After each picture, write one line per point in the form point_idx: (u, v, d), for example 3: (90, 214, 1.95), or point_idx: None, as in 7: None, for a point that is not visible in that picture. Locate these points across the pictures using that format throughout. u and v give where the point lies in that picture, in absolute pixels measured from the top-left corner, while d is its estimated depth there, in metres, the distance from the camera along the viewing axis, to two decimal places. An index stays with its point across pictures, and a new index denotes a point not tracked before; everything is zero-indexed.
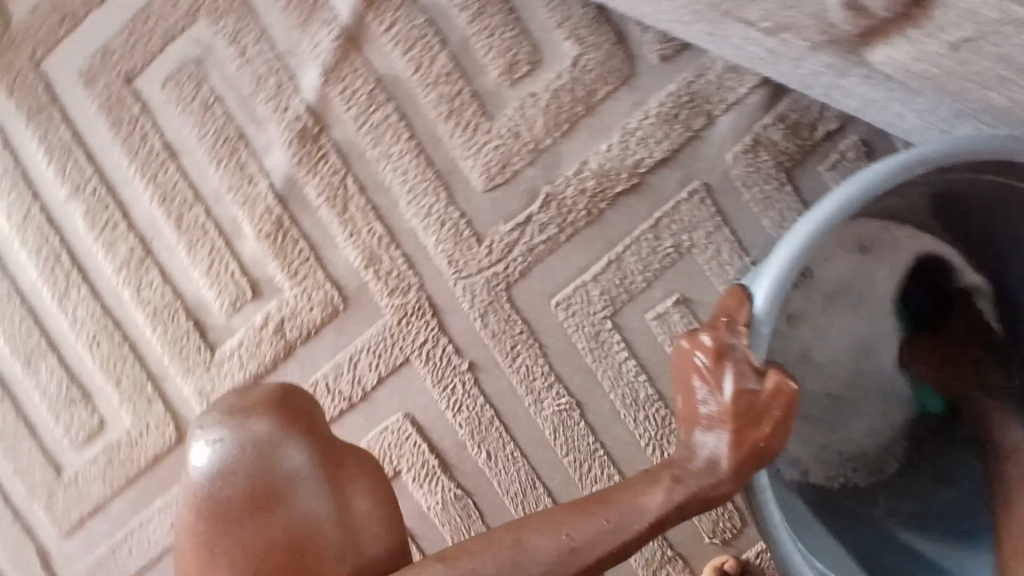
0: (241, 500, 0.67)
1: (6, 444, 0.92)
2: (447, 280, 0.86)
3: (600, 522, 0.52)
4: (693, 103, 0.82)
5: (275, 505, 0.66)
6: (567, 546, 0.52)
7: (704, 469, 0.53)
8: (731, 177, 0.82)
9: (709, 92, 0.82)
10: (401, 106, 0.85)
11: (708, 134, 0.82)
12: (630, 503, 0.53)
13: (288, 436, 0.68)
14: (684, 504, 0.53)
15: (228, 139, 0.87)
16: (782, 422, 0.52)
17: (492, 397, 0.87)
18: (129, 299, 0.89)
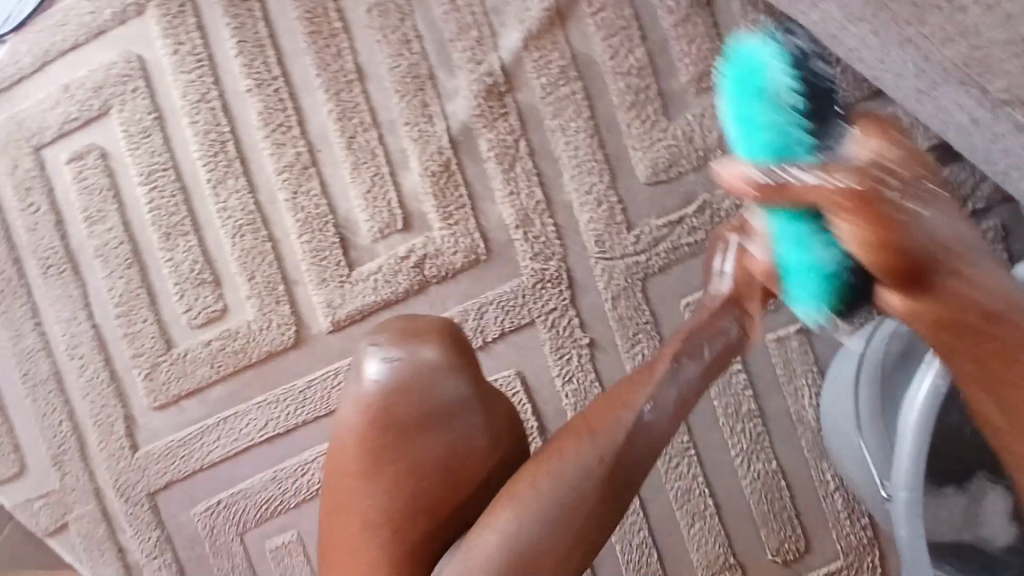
0: (405, 423, 0.64)
1: (125, 308, 0.94)
2: (590, 258, 0.91)
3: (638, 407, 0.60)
4: None
5: (434, 433, 0.64)
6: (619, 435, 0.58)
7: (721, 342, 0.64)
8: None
9: None
10: (590, 85, 0.89)
11: None
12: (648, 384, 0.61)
13: (455, 368, 0.65)
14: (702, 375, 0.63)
15: (418, 75, 0.90)
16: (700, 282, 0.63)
17: (603, 375, 0.92)
18: (282, 202, 0.92)
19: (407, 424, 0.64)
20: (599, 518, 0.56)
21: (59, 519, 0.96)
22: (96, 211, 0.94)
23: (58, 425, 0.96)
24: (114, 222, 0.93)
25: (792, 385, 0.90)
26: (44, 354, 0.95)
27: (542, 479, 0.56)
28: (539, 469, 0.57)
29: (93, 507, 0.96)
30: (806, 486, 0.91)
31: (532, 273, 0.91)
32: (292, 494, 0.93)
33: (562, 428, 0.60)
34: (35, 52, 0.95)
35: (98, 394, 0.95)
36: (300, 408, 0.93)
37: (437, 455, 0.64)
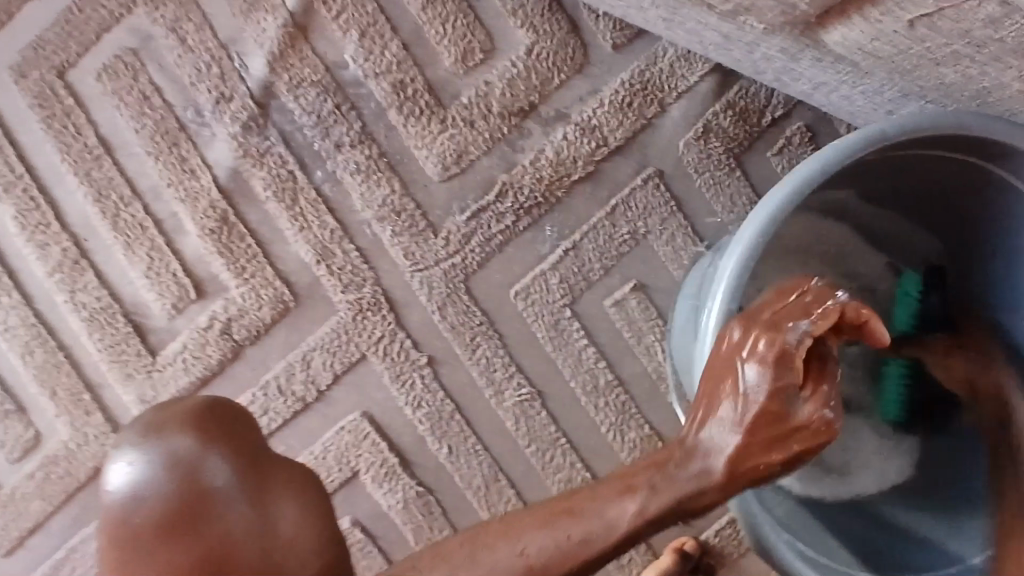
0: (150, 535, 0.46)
1: None
2: (402, 274, 0.85)
3: (563, 535, 0.45)
4: (645, 91, 0.83)
5: (195, 530, 0.46)
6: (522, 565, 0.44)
7: (695, 477, 0.47)
8: (683, 165, 0.84)
9: (661, 80, 0.83)
10: (352, 95, 0.83)
11: (661, 123, 0.83)
12: (596, 521, 0.45)
13: (207, 454, 0.48)
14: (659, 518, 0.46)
15: (168, 132, 0.83)
16: (783, 444, 0.48)
17: (452, 390, 0.86)
18: (63, 306, 0.84)
19: (158, 538, 0.46)
20: None
21: None
22: None
23: None
24: None
25: (642, 345, 0.85)
26: None
27: None
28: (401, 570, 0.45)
29: None
30: None
31: (347, 305, 0.84)
32: None
33: (467, 529, 0.47)
34: None
35: None
36: None
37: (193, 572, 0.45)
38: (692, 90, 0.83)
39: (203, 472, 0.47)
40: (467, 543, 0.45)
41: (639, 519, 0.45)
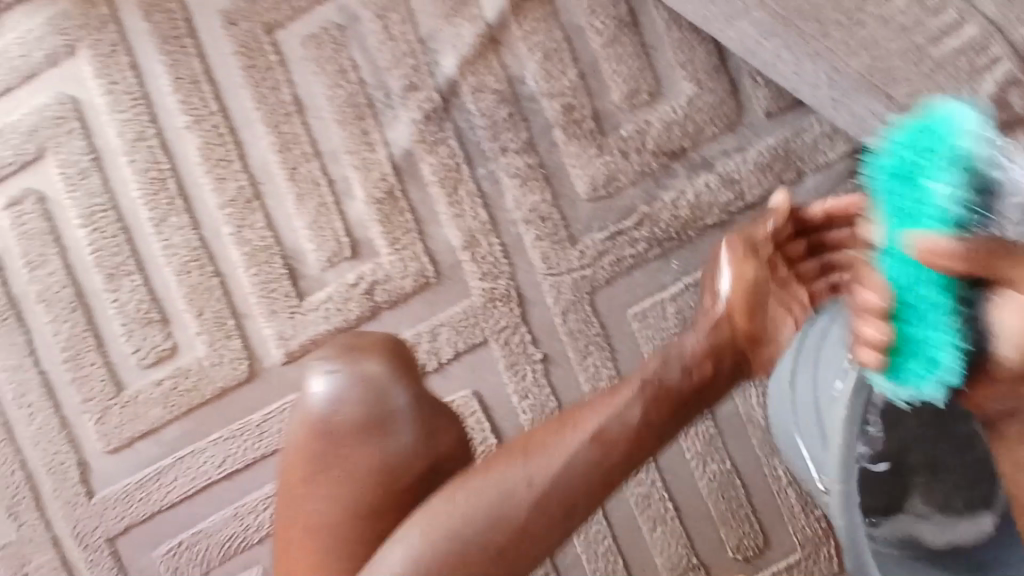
0: (348, 432, 0.66)
1: (72, 352, 0.92)
2: (536, 275, 0.93)
3: (526, 453, 0.59)
4: (787, 158, 0.92)
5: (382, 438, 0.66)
6: (525, 465, 0.58)
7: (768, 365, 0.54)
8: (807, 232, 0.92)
9: (803, 151, 0.92)
10: (526, 107, 0.92)
11: (795, 188, 0.93)
12: (553, 447, 0.59)
13: (398, 380, 0.68)
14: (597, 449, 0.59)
15: (357, 105, 0.91)
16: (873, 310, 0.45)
17: (559, 390, 0.93)
18: (228, 237, 0.91)
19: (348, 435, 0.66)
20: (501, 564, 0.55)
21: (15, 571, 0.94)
22: (35, 256, 0.92)
23: (9, 475, 0.93)
24: (56, 266, 0.92)
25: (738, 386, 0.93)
26: None
27: (483, 478, 0.58)
28: (474, 470, 0.59)
29: (51, 555, 0.94)
30: (759, 481, 0.94)
31: (482, 293, 0.93)
32: (255, 530, 0.93)
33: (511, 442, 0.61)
34: None
35: (50, 442, 0.93)
36: (256, 442, 0.92)
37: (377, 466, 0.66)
38: (829, 167, 0.92)
39: (393, 392, 0.67)
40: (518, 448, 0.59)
41: (574, 449, 0.59)
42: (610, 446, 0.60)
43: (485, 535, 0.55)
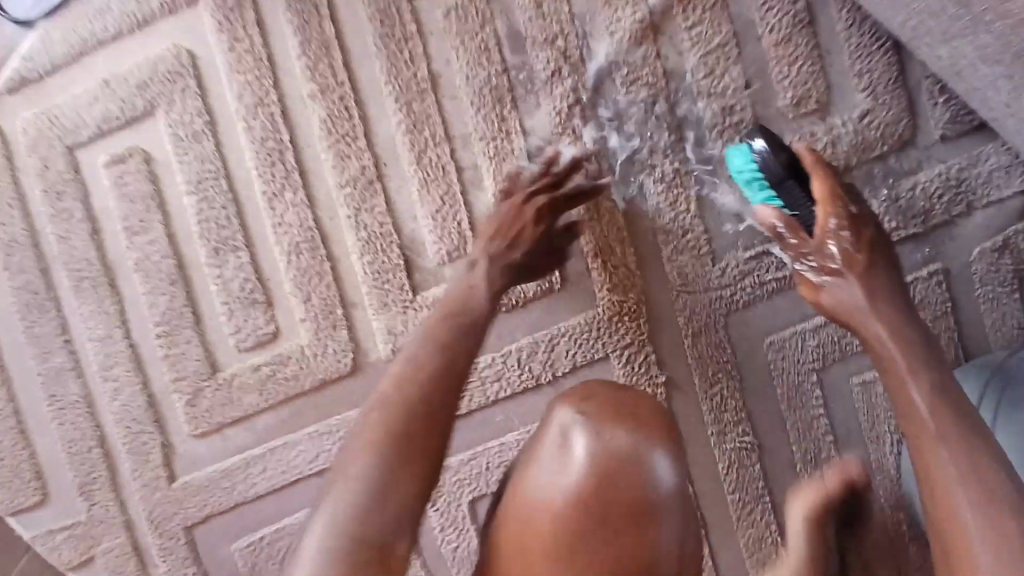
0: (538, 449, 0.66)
1: (167, 327, 0.85)
2: (670, 293, 0.86)
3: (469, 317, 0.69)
4: (959, 189, 0.83)
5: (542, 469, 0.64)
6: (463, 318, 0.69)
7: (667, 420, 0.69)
8: (968, 272, 0.84)
9: (977, 182, 0.83)
10: (680, 108, 0.84)
11: (962, 223, 0.84)
12: (471, 307, 0.70)
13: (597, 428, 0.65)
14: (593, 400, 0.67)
15: (496, 87, 0.85)
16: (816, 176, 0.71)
17: (677, 415, 0.87)
18: (343, 220, 0.85)
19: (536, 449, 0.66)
20: (406, 379, 0.62)
21: (85, 550, 0.88)
22: (137, 222, 0.85)
23: (88, 451, 0.87)
24: (159, 234, 0.85)
25: (873, 432, 0.86)
26: (77, 375, 0.87)
27: (459, 322, 0.68)
28: (455, 317, 0.69)
29: (123, 539, 0.88)
30: (880, 537, 0.87)
31: (610, 305, 0.86)
32: None
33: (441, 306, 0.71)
34: (71, 43, 0.86)
35: (134, 421, 0.87)
36: None
37: (516, 468, 0.67)
38: (1012, 199, 0.83)
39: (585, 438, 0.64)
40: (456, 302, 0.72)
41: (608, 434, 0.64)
42: (442, 361, 0.64)
43: (395, 427, 0.58)
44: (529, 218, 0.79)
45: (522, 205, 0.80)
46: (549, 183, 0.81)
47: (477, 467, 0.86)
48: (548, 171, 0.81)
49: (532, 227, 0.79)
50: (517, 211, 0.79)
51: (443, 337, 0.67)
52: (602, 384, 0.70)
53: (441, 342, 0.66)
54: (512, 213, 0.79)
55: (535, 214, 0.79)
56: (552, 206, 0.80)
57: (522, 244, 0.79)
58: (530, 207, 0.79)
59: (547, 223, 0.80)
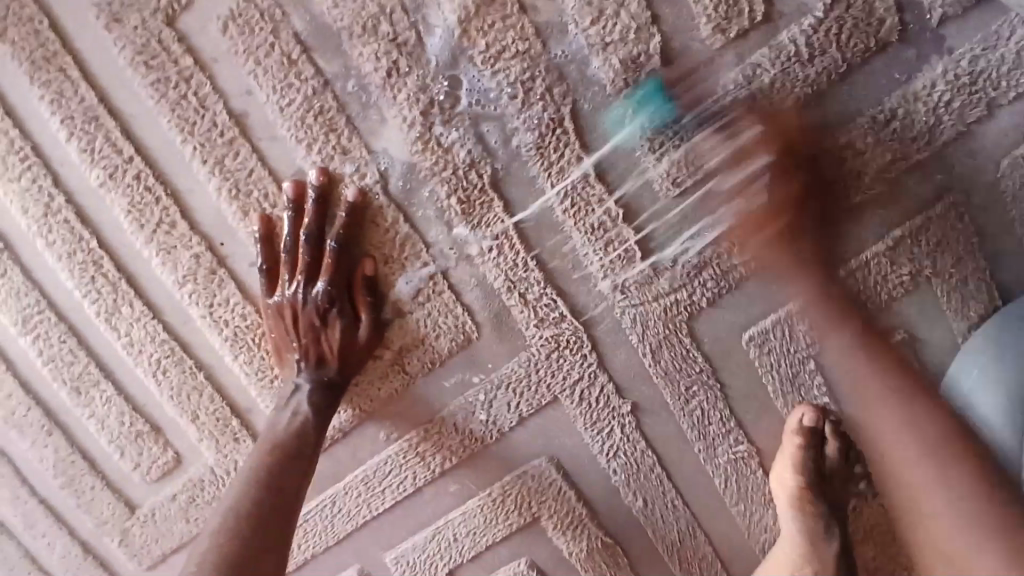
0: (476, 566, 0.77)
1: (64, 478, 0.75)
2: (614, 308, 0.67)
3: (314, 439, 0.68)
4: (971, 87, 0.59)
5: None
6: (302, 438, 0.67)
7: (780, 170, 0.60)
8: (995, 190, 0.62)
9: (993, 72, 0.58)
10: (566, 76, 0.62)
11: (981, 130, 0.60)
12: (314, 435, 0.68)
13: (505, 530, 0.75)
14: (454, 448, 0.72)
15: (322, 111, 0.63)
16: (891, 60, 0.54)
17: (655, 440, 0.72)
18: (199, 322, 0.69)
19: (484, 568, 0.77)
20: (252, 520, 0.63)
21: None
22: None
23: None
24: (10, 387, 0.72)
25: None
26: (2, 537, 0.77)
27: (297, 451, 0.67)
28: (302, 447, 0.67)
29: None
30: None
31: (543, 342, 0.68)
32: None
33: (285, 430, 0.67)
34: None
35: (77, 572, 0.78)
36: (303, 543, 0.77)
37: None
38: None
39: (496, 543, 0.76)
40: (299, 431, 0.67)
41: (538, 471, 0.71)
42: (255, 524, 0.63)
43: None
44: (317, 323, 0.67)
45: (296, 313, 0.67)
46: (291, 266, 0.67)
47: (443, 540, 0.76)
48: (305, 259, 0.66)
49: (327, 331, 0.68)
50: (296, 320, 0.68)
51: (260, 486, 0.64)
52: (508, 495, 0.74)
53: (257, 497, 0.64)
54: (296, 319, 0.67)
55: (320, 316, 0.67)
56: (336, 294, 0.67)
57: (328, 357, 0.68)
58: (309, 312, 0.67)
59: (344, 317, 0.67)
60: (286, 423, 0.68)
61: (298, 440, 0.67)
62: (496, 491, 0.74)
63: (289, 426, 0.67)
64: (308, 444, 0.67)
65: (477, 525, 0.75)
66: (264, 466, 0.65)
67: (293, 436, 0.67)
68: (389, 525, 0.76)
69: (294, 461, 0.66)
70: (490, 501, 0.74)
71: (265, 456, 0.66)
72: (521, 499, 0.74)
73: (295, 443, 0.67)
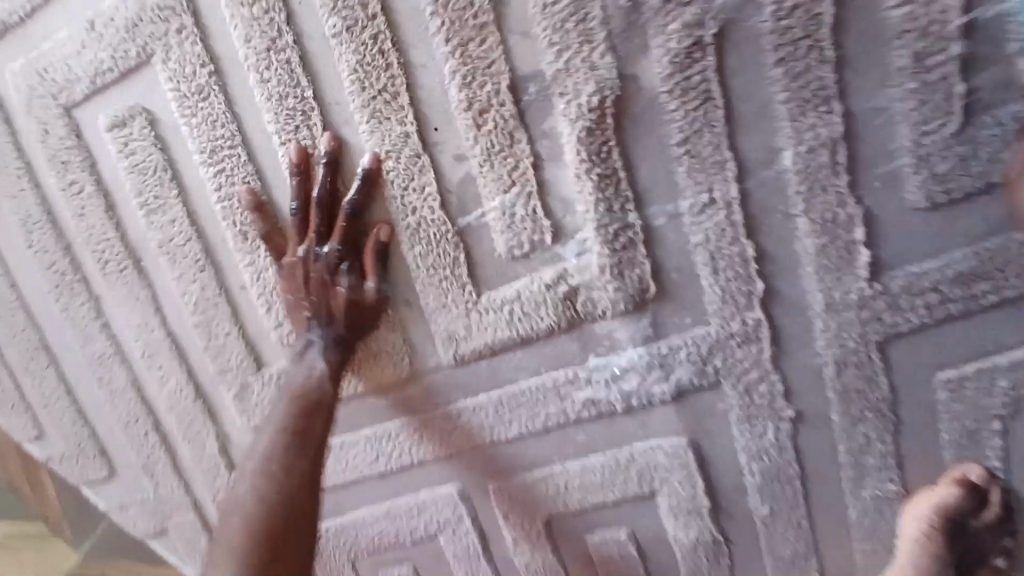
0: (574, 521, 0.76)
1: (202, 318, 0.74)
2: (809, 309, 0.64)
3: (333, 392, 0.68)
4: None
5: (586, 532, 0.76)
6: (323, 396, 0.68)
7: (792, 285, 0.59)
8: None
9: None
10: (851, 50, 0.56)
11: None
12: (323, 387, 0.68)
13: (617, 498, 0.73)
14: (597, 399, 0.70)
15: (583, 21, 0.58)
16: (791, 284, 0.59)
17: (804, 454, 0.69)
18: (388, 202, 0.66)
19: (583, 523, 0.76)
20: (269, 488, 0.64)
21: (158, 524, 0.85)
22: (153, 200, 0.71)
23: (145, 435, 0.81)
24: (177, 213, 0.71)
25: None
26: (119, 360, 0.78)
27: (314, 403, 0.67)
28: (319, 398, 0.68)
29: (191, 519, 0.83)
30: None
31: (726, 319, 0.65)
32: (406, 532, 0.79)
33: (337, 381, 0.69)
34: None
35: (184, 409, 0.79)
36: (416, 446, 0.75)
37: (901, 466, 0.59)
38: None
39: (599, 507, 0.74)
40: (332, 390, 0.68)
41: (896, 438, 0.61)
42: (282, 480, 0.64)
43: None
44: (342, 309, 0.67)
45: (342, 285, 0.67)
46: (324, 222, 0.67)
47: (552, 486, 0.74)
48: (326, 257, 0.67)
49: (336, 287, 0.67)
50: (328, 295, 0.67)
51: (282, 501, 0.64)
52: (634, 465, 0.71)
53: (276, 452, 0.65)
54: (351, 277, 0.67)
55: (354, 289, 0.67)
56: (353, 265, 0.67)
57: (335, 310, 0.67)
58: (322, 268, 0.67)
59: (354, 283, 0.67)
60: (273, 438, 0.66)
61: (297, 445, 0.66)
62: (629, 456, 0.71)
63: (304, 378, 0.68)
64: (327, 393, 0.68)
65: (590, 482, 0.73)
66: (262, 492, 0.64)
67: (298, 415, 0.67)
68: (505, 456, 0.74)
69: (318, 420, 0.67)
70: (617, 465, 0.72)
71: (292, 403, 0.67)
72: (648, 473, 0.71)
73: (316, 396, 0.68)
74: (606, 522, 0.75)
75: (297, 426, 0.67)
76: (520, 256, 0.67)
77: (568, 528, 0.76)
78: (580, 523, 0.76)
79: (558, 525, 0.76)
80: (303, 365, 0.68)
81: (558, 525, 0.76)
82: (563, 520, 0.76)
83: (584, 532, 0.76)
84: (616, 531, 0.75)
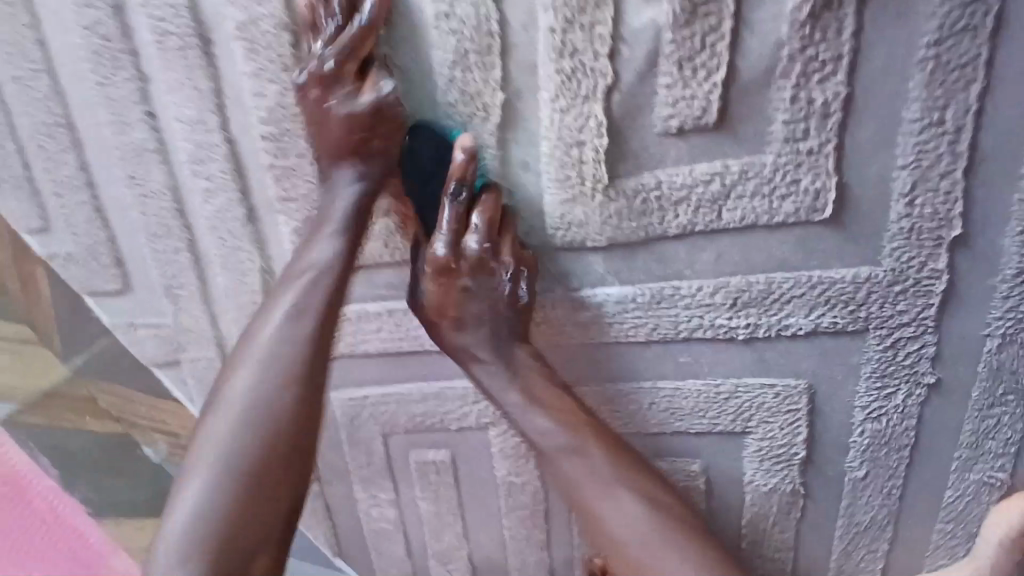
0: (645, 445, 0.68)
1: (275, 129, 0.61)
2: (994, 270, 0.56)
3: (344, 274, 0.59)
4: None
5: (655, 458, 0.69)
6: (331, 273, 0.58)
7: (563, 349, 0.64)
8: None
9: None
10: None
11: None
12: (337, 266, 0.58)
13: (702, 431, 0.66)
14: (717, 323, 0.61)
15: None
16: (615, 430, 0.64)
17: (924, 423, 0.63)
18: (545, 35, 0.53)
19: (655, 448, 0.68)
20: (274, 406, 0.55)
21: (171, 353, 0.75)
22: None
23: (174, 252, 0.69)
24: None
25: None
26: (159, 159, 0.65)
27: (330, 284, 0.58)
28: (335, 274, 0.58)
29: (212, 355, 0.74)
30: None
31: (902, 262, 0.57)
32: (455, 418, 0.71)
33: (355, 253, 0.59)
34: None
35: (228, 233, 0.67)
36: None
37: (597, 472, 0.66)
38: None
39: (680, 435, 0.67)
40: (342, 269, 0.58)
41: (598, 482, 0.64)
42: (290, 377, 0.56)
43: (239, 512, 0.52)
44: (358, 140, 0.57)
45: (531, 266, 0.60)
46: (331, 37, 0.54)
47: (635, 404, 0.66)
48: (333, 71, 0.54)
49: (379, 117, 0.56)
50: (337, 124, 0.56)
51: (271, 408, 0.55)
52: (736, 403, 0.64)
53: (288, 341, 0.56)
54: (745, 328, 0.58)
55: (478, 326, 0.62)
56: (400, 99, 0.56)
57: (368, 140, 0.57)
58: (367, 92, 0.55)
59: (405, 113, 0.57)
60: (277, 321, 0.57)
61: (296, 325, 0.57)
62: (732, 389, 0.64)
63: (322, 253, 0.58)
64: (344, 257, 0.58)
65: (676, 409, 0.66)
66: (259, 389, 0.55)
67: (310, 282, 0.58)
68: (589, 363, 0.66)
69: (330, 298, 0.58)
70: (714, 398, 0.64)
71: (305, 283, 0.58)
72: (746, 411, 0.64)
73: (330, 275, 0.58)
74: (680, 451, 0.68)
75: (301, 302, 0.57)
76: (683, 136, 0.56)
77: (637, 452, 0.69)
78: (650, 448, 0.68)
79: (626, 447, 0.69)
80: (320, 232, 0.58)
81: (625, 445, 0.69)
82: (634, 442, 0.68)
83: (651, 458, 0.69)
84: (688, 463, 0.68)
